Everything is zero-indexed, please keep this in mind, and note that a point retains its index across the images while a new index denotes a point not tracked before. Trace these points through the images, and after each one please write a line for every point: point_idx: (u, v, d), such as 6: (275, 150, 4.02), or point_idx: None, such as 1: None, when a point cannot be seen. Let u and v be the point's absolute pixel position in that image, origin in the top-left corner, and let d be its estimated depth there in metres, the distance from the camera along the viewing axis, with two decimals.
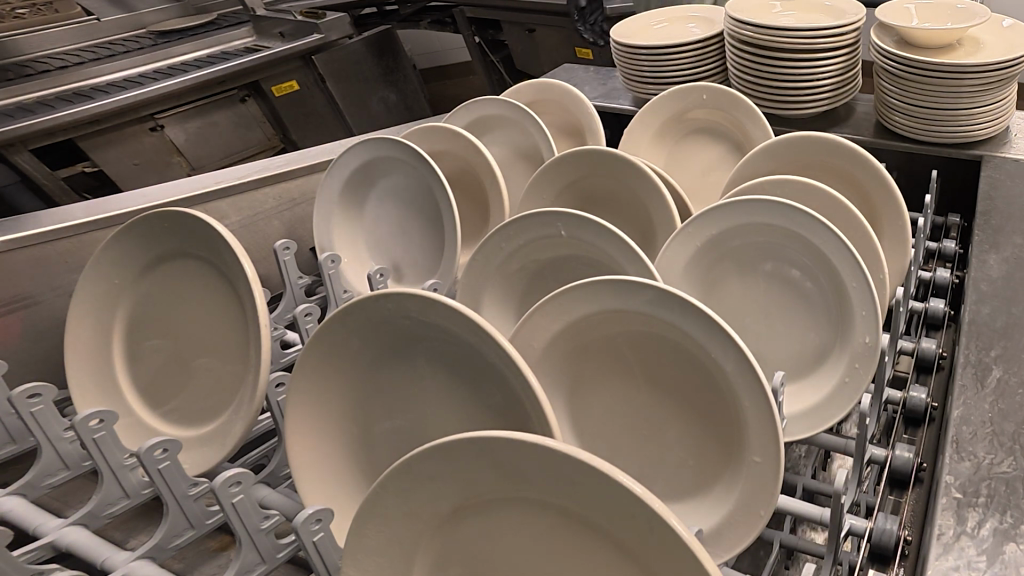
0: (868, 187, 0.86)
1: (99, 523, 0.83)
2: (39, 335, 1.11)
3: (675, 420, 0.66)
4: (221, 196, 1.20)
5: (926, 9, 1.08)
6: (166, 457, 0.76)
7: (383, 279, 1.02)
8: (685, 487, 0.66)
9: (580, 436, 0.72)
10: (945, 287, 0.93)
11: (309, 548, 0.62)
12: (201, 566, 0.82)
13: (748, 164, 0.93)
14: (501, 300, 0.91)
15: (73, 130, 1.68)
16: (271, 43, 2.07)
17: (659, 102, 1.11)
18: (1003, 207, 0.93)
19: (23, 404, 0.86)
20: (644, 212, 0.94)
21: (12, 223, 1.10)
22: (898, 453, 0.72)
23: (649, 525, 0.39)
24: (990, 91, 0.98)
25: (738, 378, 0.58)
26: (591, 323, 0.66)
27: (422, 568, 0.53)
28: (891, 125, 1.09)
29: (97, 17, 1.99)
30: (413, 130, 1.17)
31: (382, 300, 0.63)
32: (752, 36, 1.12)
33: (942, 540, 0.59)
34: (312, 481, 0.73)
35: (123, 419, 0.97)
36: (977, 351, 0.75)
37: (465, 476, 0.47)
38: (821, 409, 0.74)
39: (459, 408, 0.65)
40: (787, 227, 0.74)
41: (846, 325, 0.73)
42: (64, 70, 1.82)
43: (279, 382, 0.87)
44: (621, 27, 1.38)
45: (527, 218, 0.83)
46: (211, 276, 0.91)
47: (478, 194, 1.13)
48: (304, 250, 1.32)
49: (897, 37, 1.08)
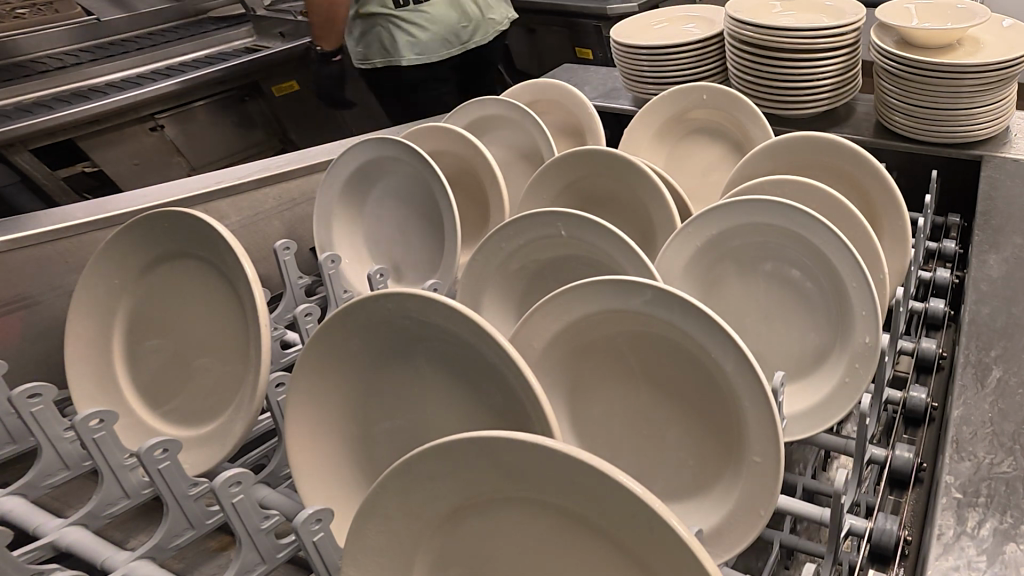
0: (868, 187, 0.86)
1: (99, 524, 0.83)
2: (38, 335, 1.11)
3: (676, 420, 0.66)
4: (221, 196, 1.20)
5: (925, 9, 1.08)
6: (166, 457, 0.76)
7: (383, 279, 1.02)
8: (685, 486, 0.66)
9: (580, 437, 0.72)
10: (945, 287, 0.93)
11: (309, 548, 0.62)
12: (201, 566, 0.82)
13: (748, 164, 0.93)
14: (501, 300, 0.91)
15: (73, 130, 1.68)
16: (271, 43, 2.07)
17: (659, 102, 1.11)
18: (1003, 207, 0.93)
19: (24, 404, 0.86)
20: (643, 212, 0.94)
21: (12, 223, 1.10)
22: (898, 453, 0.72)
23: (649, 524, 0.40)
24: (990, 91, 0.98)
25: (738, 378, 0.58)
26: (591, 323, 0.66)
27: (422, 568, 0.53)
28: (891, 125, 1.09)
29: (97, 18, 1.97)
30: (412, 130, 1.17)
31: (382, 300, 0.63)
32: (753, 36, 1.12)
33: (942, 541, 0.59)
34: (311, 482, 0.73)
35: (123, 419, 0.97)
36: (977, 351, 0.75)
37: (465, 476, 0.47)
38: (822, 409, 0.74)
39: (459, 408, 0.65)
40: (787, 227, 0.74)
41: (846, 325, 0.74)
42: (65, 70, 1.82)
43: (279, 382, 0.87)
44: (621, 27, 1.38)
45: (527, 218, 0.83)
46: (212, 276, 0.91)
47: (478, 194, 1.13)
48: (305, 250, 1.32)
49: (897, 37, 1.08)
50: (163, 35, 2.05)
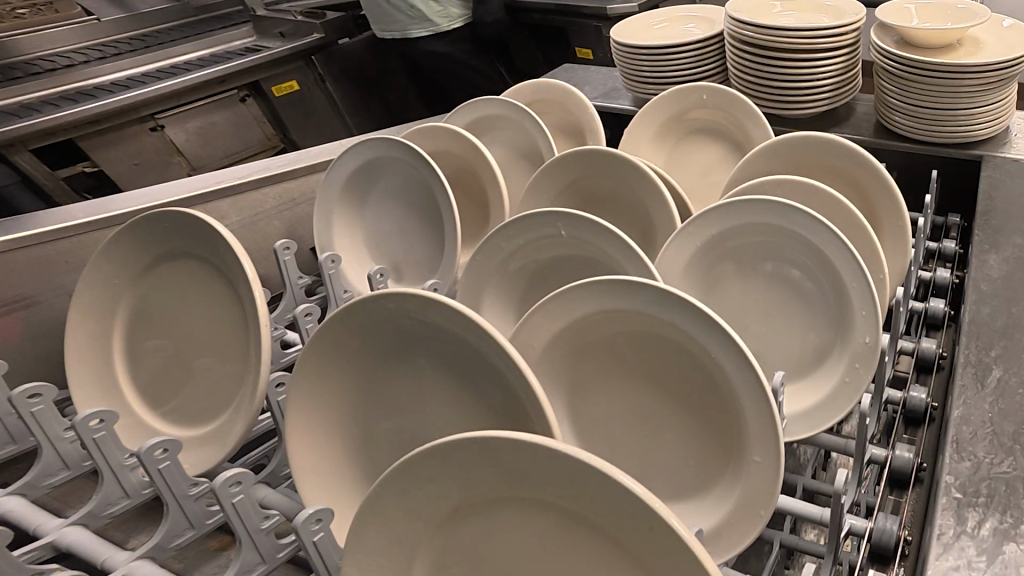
0: (869, 187, 0.86)
1: (99, 523, 0.83)
2: (38, 335, 1.10)
3: (677, 420, 0.66)
4: (222, 197, 1.20)
5: (926, 9, 1.08)
6: (166, 457, 0.76)
7: (383, 279, 1.02)
8: (685, 487, 0.66)
9: (580, 437, 0.72)
10: (945, 287, 0.93)
11: (309, 548, 0.62)
12: (202, 566, 0.82)
13: (748, 164, 0.93)
14: (501, 301, 0.91)
15: (73, 130, 1.69)
16: (271, 43, 2.07)
17: (659, 102, 1.11)
18: (1004, 207, 0.93)
19: (23, 404, 0.86)
20: (644, 212, 0.94)
21: (11, 223, 1.10)
22: (898, 453, 0.72)
23: (648, 525, 0.40)
24: (990, 91, 0.98)
25: (738, 378, 0.58)
26: (592, 322, 0.66)
27: (422, 568, 0.53)
28: (891, 125, 1.09)
29: (97, 17, 1.98)
30: (412, 131, 1.17)
31: (382, 301, 0.64)
32: (752, 36, 1.12)
33: (942, 540, 0.59)
34: (312, 482, 0.73)
35: (123, 418, 0.97)
36: (977, 351, 0.75)
37: (465, 476, 0.47)
38: (822, 409, 0.74)
39: (459, 407, 0.65)
40: (787, 227, 0.74)
41: (846, 325, 0.74)
42: (65, 71, 1.82)
43: (279, 382, 0.87)
44: (621, 27, 1.38)
45: (527, 218, 0.83)
46: (212, 276, 0.91)
47: (478, 194, 1.13)
48: (305, 250, 1.32)
49: (899, 38, 1.08)
50: (163, 35, 2.05)
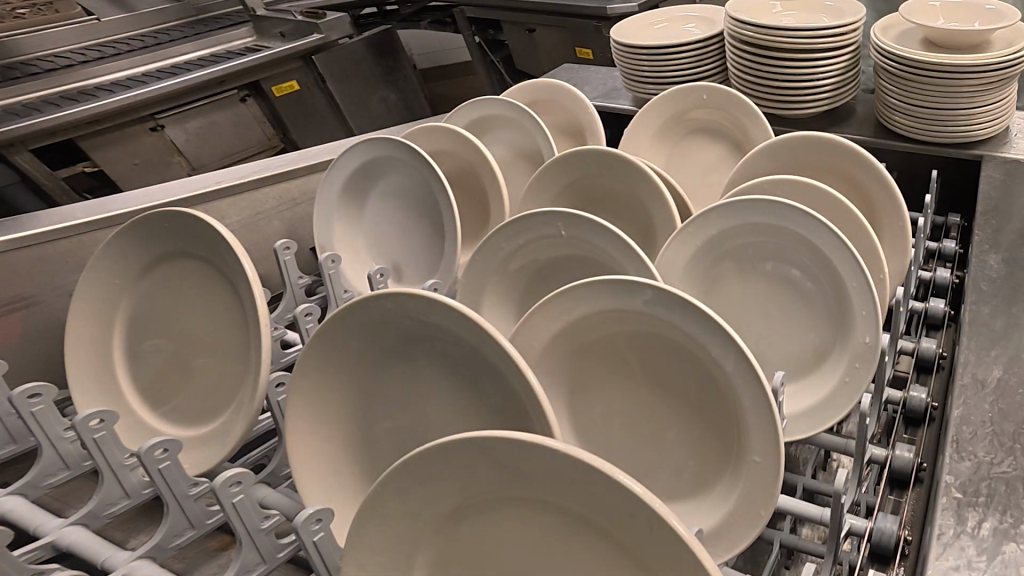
0: (869, 187, 0.86)
1: (99, 523, 0.83)
2: (38, 335, 1.11)
3: (676, 422, 0.66)
4: (222, 196, 1.20)
5: (951, 8, 1.06)
6: (166, 457, 0.76)
7: (383, 279, 1.02)
8: (685, 485, 0.66)
9: (580, 437, 0.72)
10: (945, 287, 0.93)
11: (309, 548, 0.62)
12: (202, 565, 0.82)
13: (749, 164, 0.93)
14: (501, 300, 0.91)
15: (73, 130, 1.69)
16: (271, 43, 2.06)
17: (660, 102, 1.11)
18: (1005, 207, 0.93)
19: (23, 404, 0.86)
20: (643, 211, 0.94)
21: (12, 223, 1.10)
22: (898, 453, 0.73)
23: (649, 525, 0.40)
24: (991, 91, 0.98)
25: (738, 379, 0.58)
26: (591, 323, 0.66)
27: (421, 568, 0.53)
28: (891, 125, 1.09)
29: (98, 17, 1.98)
30: (412, 132, 1.17)
31: (383, 301, 0.63)
32: (753, 36, 1.12)
33: (942, 540, 0.59)
34: (312, 481, 0.73)
35: (123, 419, 0.97)
36: (978, 351, 0.74)
37: (464, 476, 0.47)
38: (822, 408, 0.74)
39: (460, 407, 0.65)
40: (788, 227, 0.74)
41: (846, 326, 0.73)
42: (64, 70, 1.82)
43: (279, 382, 0.87)
44: (621, 27, 1.38)
45: (528, 218, 0.83)
46: (211, 275, 0.91)
47: (478, 194, 1.13)
48: (305, 250, 1.32)
49: (921, 36, 1.07)
50: (162, 35, 2.05)
